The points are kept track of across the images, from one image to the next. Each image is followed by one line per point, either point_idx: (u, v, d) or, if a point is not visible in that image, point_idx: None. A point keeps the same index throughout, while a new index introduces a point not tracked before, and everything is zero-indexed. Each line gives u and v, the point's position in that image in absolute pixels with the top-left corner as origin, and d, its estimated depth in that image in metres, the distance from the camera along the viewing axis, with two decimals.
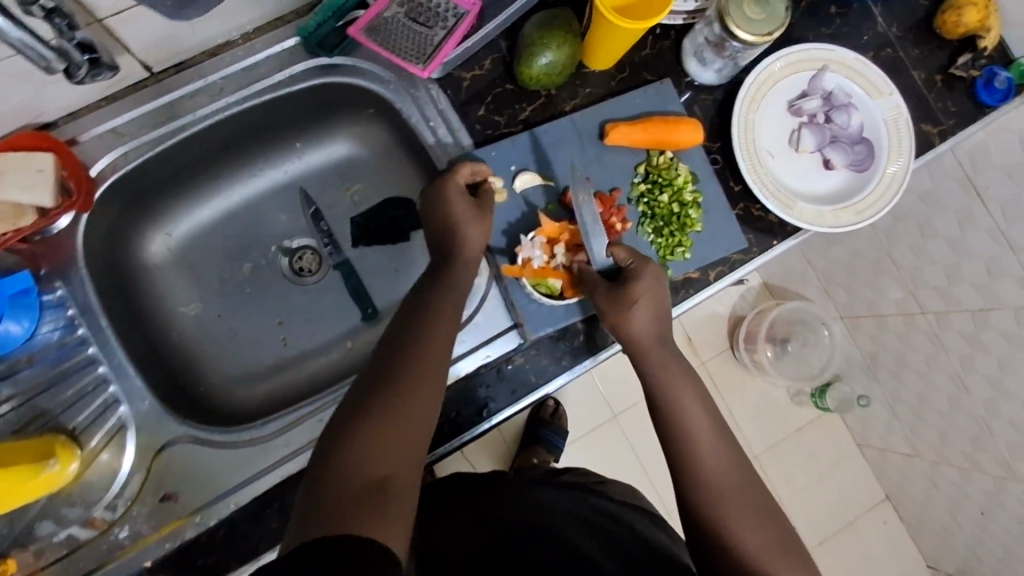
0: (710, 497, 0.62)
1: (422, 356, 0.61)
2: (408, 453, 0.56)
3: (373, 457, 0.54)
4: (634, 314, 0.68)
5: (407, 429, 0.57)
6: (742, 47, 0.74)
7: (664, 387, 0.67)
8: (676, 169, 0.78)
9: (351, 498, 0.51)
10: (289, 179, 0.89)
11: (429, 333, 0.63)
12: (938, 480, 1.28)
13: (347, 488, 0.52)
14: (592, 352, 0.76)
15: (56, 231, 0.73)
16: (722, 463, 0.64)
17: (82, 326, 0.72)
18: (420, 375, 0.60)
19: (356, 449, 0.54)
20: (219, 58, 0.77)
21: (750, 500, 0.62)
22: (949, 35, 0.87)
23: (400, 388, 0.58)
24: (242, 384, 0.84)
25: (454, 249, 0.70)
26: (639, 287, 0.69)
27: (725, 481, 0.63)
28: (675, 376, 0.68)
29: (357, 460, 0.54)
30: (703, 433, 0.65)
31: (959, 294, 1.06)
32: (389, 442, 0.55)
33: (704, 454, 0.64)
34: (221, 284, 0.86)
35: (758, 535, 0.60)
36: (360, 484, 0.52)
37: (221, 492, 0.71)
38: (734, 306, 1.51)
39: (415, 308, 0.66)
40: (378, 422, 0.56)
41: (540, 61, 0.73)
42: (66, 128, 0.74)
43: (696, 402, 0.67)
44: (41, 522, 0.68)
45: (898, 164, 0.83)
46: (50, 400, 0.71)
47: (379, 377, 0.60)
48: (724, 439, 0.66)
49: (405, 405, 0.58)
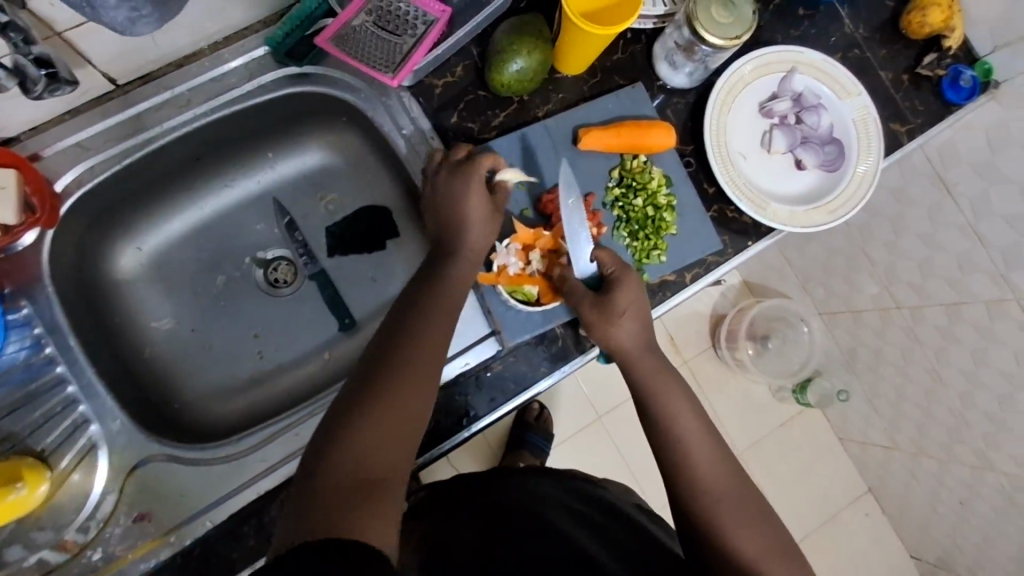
0: (699, 497, 0.62)
1: (411, 355, 0.60)
2: (393, 456, 0.55)
3: (363, 465, 0.53)
4: (615, 326, 0.68)
5: (394, 431, 0.56)
6: (712, 51, 0.75)
7: (649, 391, 0.68)
8: (650, 173, 0.78)
9: (342, 507, 0.50)
10: (262, 189, 0.88)
11: (423, 329, 0.62)
12: (918, 472, 1.30)
13: (339, 498, 0.50)
14: (571, 357, 0.76)
15: (21, 248, 0.71)
16: (710, 463, 0.64)
17: (49, 345, 0.71)
18: (408, 376, 0.58)
19: (342, 456, 0.53)
20: (185, 69, 0.76)
21: (740, 499, 0.63)
22: (915, 35, 0.89)
23: (388, 388, 0.57)
24: (218, 399, 0.83)
25: (456, 244, 0.70)
26: (623, 298, 0.69)
27: (714, 479, 0.63)
28: (662, 377, 0.69)
29: (347, 466, 0.52)
30: (690, 433, 0.66)
31: (932, 289, 1.08)
32: (376, 448, 0.54)
33: (693, 455, 0.65)
34: (194, 298, 0.85)
35: (749, 533, 0.60)
36: (351, 493, 0.51)
37: (196, 510, 0.70)
38: (714, 305, 1.52)
39: (412, 300, 0.65)
40: (364, 426, 0.55)
41: (511, 68, 0.73)
42: (28, 143, 0.72)
43: (684, 403, 0.68)
44: (11, 547, 0.67)
45: (867, 163, 0.84)
46: (17, 422, 0.69)
47: (366, 379, 0.58)
48: (711, 438, 0.67)
49: (390, 406, 0.56)
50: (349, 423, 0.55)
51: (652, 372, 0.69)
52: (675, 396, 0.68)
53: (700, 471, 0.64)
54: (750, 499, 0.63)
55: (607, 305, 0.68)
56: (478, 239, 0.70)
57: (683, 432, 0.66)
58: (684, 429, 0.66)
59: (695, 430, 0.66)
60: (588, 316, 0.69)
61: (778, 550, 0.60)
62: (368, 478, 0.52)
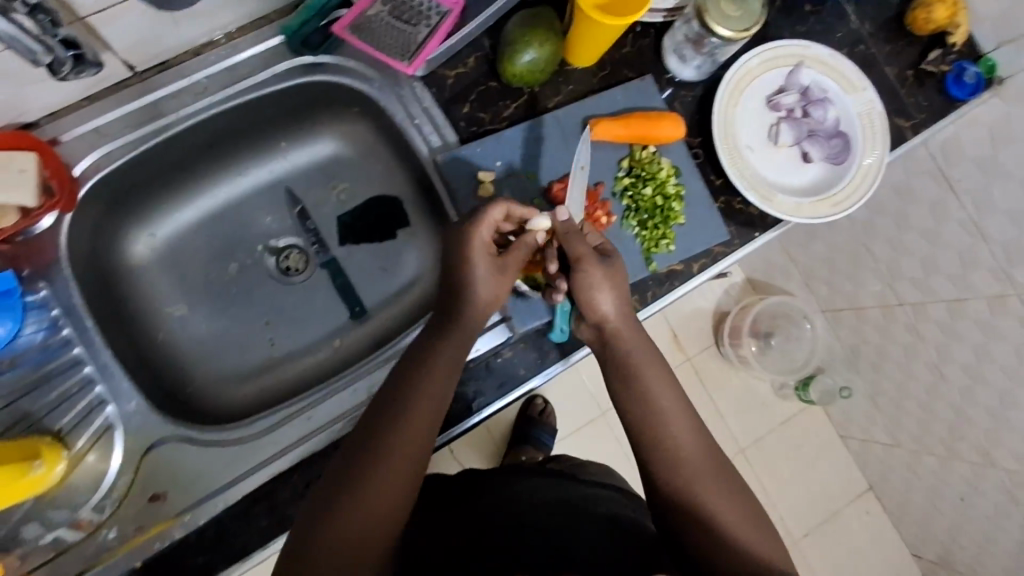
0: (681, 495, 0.61)
1: (425, 388, 0.61)
2: (401, 492, 0.58)
3: (367, 510, 0.56)
4: (611, 288, 0.66)
5: (406, 468, 0.58)
6: (720, 43, 0.76)
7: (630, 379, 0.65)
8: (658, 163, 0.80)
9: (344, 555, 0.55)
10: (275, 178, 0.89)
11: (434, 371, 0.62)
12: (918, 469, 1.31)
13: (341, 546, 0.55)
14: (564, 356, 0.77)
15: (40, 231, 0.72)
16: (695, 456, 0.63)
17: (66, 327, 0.72)
18: (419, 416, 0.60)
19: (351, 505, 0.56)
20: (202, 57, 0.77)
21: (723, 489, 0.62)
22: (920, 31, 0.90)
23: (402, 426, 0.59)
24: (229, 384, 0.84)
25: (461, 299, 0.65)
26: (612, 271, 0.67)
27: (698, 471, 0.62)
28: (648, 359, 0.66)
29: (351, 514, 0.56)
30: (674, 425, 0.64)
31: (935, 285, 1.09)
32: (385, 489, 0.57)
33: (676, 449, 0.63)
34: (206, 285, 0.86)
35: (732, 526, 0.60)
36: (351, 541, 0.55)
37: (208, 492, 0.71)
38: (718, 302, 1.53)
39: (420, 350, 0.64)
40: (376, 470, 0.57)
41: (523, 59, 0.74)
42: (47, 128, 0.73)
43: (669, 389, 0.65)
44: (27, 525, 0.67)
45: (873, 156, 0.85)
46: (33, 403, 0.70)
47: (381, 417, 0.60)
48: (698, 428, 0.65)
49: (401, 448, 0.59)
50: (364, 467, 0.57)
51: (640, 353, 0.66)
52: (660, 381, 0.65)
53: (683, 465, 0.62)
54: (732, 489, 0.63)
55: (605, 268, 0.66)
56: (487, 301, 0.66)
57: (667, 423, 0.63)
58: (668, 418, 0.64)
59: (678, 421, 0.64)
60: (592, 269, 0.65)
61: (761, 538, 0.60)
62: (370, 520, 0.56)
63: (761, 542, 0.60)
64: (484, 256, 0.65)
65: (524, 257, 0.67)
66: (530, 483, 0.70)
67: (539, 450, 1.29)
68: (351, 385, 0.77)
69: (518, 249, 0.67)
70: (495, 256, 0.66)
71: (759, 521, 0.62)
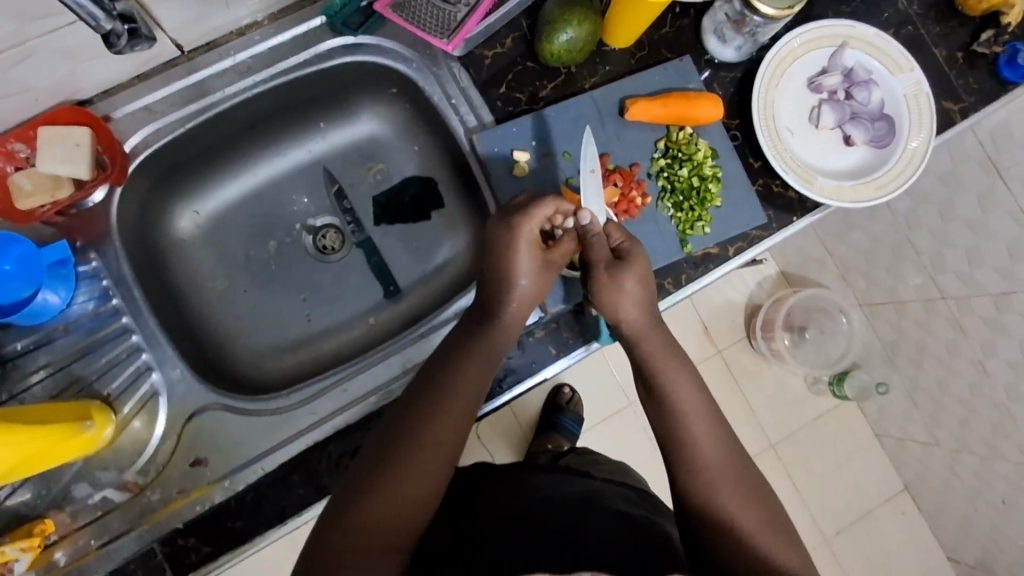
0: (700, 495, 0.60)
1: (465, 371, 0.61)
2: (429, 486, 0.57)
3: (395, 504, 0.55)
4: (631, 288, 0.65)
5: (438, 458, 0.57)
6: (763, 22, 0.75)
7: (654, 377, 0.65)
8: (696, 144, 0.79)
9: (375, 542, 0.53)
10: (314, 158, 0.91)
11: (473, 360, 0.62)
12: (958, 470, 1.25)
13: (368, 541, 0.53)
14: (580, 345, 0.77)
15: (91, 205, 0.75)
16: (716, 458, 0.62)
17: (116, 296, 0.75)
18: (456, 404, 0.60)
19: (380, 496, 0.55)
20: (247, 37, 0.78)
21: (744, 493, 0.61)
22: (971, 11, 0.87)
23: (437, 414, 0.59)
24: (269, 357, 0.86)
25: (502, 290, 0.65)
26: (633, 268, 0.66)
27: (718, 474, 0.61)
28: (670, 358, 0.65)
29: (375, 506, 0.54)
30: (694, 425, 0.63)
31: (981, 277, 1.04)
32: (415, 483, 0.56)
33: (700, 447, 0.62)
34: (247, 261, 0.88)
35: (752, 530, 0.58)
36: (375, 535, 0.53)
37: (247, 459, 0.73)
38: (750, 295, 1.51)
39: (461, 338, 0.64)
40: (405, 463, 0.56)
41: (561, 38, 0.74)
42: (100, 105, 0.76)
43: (691, 386, 0.64)
44: (77, 484, 0.71)
45: (919, 139, 0.83)
46: (85, 368, 0.73)
47: (416, 406, 0.59)
48: (722, 431, 0.63)
49: (433, 437, 0.58)
50: (393, 458, 0.56)
51: (662, 352, 0.66)
52: (681, 377, 0.65)
53: (702, 466, 0.61)
54: (754, 491, 0.61)
55: (617, 274, 0.65)
56: (532, 295, 0.66)
57: (687, 423, 0.63)
58: (689, 418, 0.63)
59: (703, 421, 0.63)
60: (598, 274, 0.65)
61: (783, 544, 0.58)
62: (395, 515, 0.54)
63: (782, 547, 0.58)
64: (530, 250, 0.65)
65: (571, 250, 0.67)
66: (547, 477, 0.69)
67: (564, 436, 1.26)
68: (385, 358, 0.78)
69: (564, 245, 0.67)
70: (542, 252, 0.66)
71: (782, 527, 0.60)
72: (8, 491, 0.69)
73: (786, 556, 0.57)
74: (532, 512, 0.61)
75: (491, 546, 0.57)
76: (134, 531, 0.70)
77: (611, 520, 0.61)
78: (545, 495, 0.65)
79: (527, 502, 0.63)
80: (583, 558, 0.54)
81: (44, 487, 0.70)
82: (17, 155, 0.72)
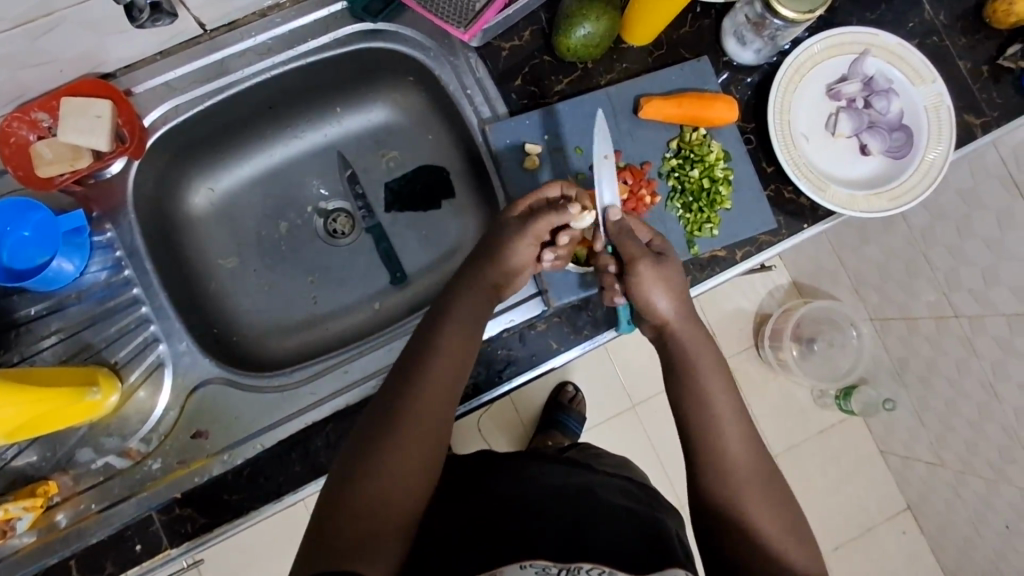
0: (723, 491, 0.60)
1: (447, 351, 0.62)
2: (419, 465, 0.57)
3: (388, 484, 0.55)
4: (669, 287, 0.65)
5: (426, 437, 0.58)
6: (784, 25, 0.74)
7: (688, 370, 0.64)
8: (709, 146, 0.79)
9: (369, 525, 0.53)
10: (329, 142, 0.92)
11: (447, 341, 0.62)
12: (963, 492, 1.22)
13: (362, 526, 0.53)
14: (584, 339, 0.77)
15: (109, 176, 0.77)
16: (743, 460, 0.61)
17: (128, 267, 0.77)
18: (437, 384, 0.60)
19: (375, 476, 0.55)
20: (268, 19, 0.79)
21: (768, 493, 0.60)
22: (999, 24, 0.86)
23: (421, 395, 0.59)
24: (274, 337, 0.87)
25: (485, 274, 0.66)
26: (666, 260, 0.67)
27: (742, 471, 0.60)
28: (696, 348, 0.65)
29: (371, 486, 0.55)
30: (722, 418, 0.62)
31: (995, 296, 1.00)
32: (407, 463, 0.56)
33: (719, 448, 0.61)
34: (258, 240, 0.90)
35: (773, 536, 0.58)
36: (369, 518, 0.54)
37: (247, 433, 0.75)
38: (761, 303, 1.49)
39: (433, 326, 0.64)
40: (396, 445, 0.56)
41: (579, 32, 0.74)
42: (123, 79, 0.77)
43: (718, 377, 0.63)
44: (82, 449, 0.72)
45: (937, 152, 0.82)
46: (94, 335, 0.75)
47: (403, 386, 0.60)
48: (740, 431, 0.62)
49: (421, 416, 0.58)
50: (385, 440, 0.56)
51: (694, 343, 0.65)
52: (713, 371, 0.64)
53: (734, 460, 0.61)
54: (780, 494, 0.61)
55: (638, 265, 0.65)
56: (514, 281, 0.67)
57: (723, 415, 0.62)
58: (728, 411, 0.62)
59: (724, 416, 0.62)
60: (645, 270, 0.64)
61: (798, 545, 0.58)
62: (388, 495, 0.55)
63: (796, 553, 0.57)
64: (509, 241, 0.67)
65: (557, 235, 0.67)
66: (551, 469, 0.68)
67: (566, 436, 1.27)
68: (386, 343, 0.79)
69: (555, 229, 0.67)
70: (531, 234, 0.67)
71: (805, 530, 0.59)
72: (15, 452, 0.71)
73: (802, 559, 0.57)
74: (541, 503, 0.61)
75: (497, 536, 0.58)
76: (133, 497, 0.72)
77: (615, 512, 0.61)
78: (549, 486, 0.64)
79: (533, 493, 0.63)
80: (587, 551, 0.56)
81: (49, 449, 0.72)
82: (40, 125, 0.74)
